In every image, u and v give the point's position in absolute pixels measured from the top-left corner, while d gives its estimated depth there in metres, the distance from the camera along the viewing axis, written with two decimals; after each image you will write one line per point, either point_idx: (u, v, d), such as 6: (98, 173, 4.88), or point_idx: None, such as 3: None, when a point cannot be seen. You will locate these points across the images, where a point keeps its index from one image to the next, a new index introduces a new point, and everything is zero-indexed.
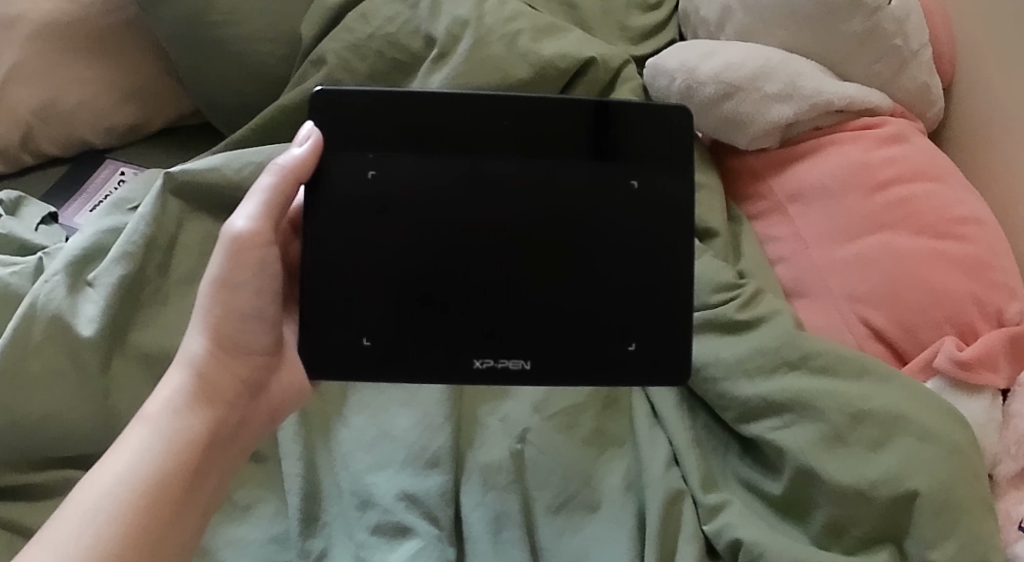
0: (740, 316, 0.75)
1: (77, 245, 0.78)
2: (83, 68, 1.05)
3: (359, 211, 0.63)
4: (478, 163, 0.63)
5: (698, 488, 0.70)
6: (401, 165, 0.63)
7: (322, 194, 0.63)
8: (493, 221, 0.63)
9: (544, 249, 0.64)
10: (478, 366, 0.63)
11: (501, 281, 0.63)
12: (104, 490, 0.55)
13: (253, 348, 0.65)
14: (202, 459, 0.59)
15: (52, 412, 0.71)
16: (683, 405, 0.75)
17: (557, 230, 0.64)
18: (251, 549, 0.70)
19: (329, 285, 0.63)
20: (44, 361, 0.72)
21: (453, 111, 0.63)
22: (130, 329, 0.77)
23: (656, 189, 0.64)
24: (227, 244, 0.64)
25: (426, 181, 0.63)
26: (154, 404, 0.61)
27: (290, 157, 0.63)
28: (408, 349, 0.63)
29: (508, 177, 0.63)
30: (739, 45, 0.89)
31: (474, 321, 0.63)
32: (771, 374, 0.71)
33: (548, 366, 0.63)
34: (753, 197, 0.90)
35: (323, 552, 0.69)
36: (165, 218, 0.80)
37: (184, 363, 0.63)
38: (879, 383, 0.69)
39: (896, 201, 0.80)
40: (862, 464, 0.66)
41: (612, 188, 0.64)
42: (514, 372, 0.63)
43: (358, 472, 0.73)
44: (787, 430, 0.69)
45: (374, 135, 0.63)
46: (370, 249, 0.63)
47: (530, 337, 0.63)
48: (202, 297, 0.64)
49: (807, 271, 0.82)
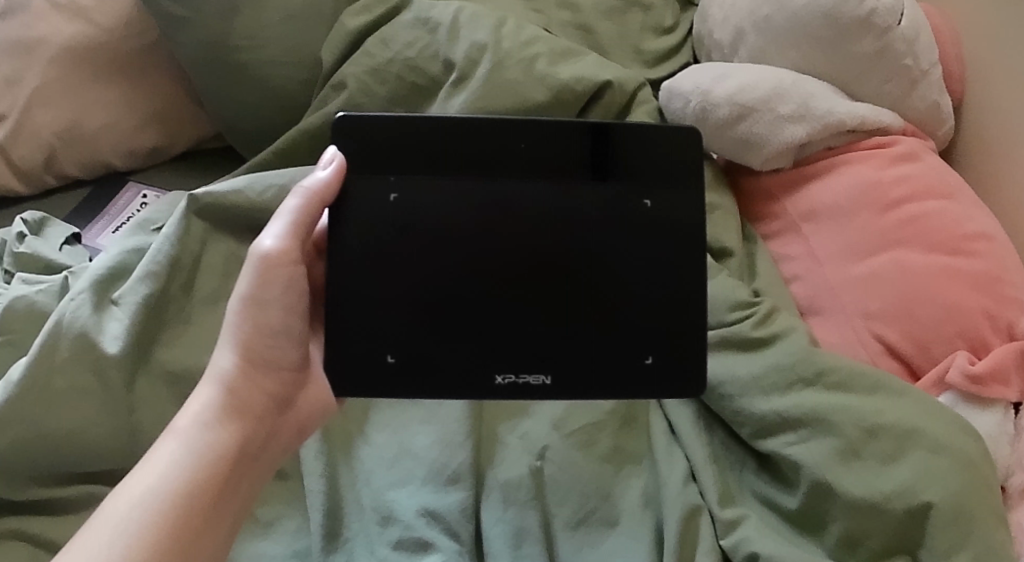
0: (755, 333, 0.76)
1: (102, 264, 0.80)
2: (106, 92, 1.08)
3: (382, 231, 0.65)
4: (498, 184, 0.65)
5: (715, 503, 0.70)
6: (424, 187, 0.65)
7: (347, 214, 0.65)
8: (513, 241, 0.65)
9: (565, 267, 0.65)
10: (500, 382, 0.64)
11: (522, 298, 0.65)
12: (135, 501, 0.56)
13: (282, 364, 0.66)
14: (231, 472, 0.61)
15: (77, 428, 0.72)
16: (700, 422, 0.76)
17: (577, 248, 0.65)
18: None
19: (353, 304, 0.64)
20: (70, 378, 0.73)
21: (473, 135, 0.65)
22: (154, 347, 0.79)
23: (672, 209, 0.66)
24: (256, 263, 0.65)
25: (446, 203, 0.65)
26: (184, 418, 0.62)
27: (315, 180, 0.64)
28: (432, 365, 0.64)
29: (528, 198, 0.65)
30: (753, 67, 0.91)
31: (496, 337, 0.64)
32: (786, 391, 0.72)
33: (567, 382, 0.64)
34: (767, 216, 0.91)
35: None
36: (189, 238, 0.82)
37: (214, 380, 0.64)
38: (893, 398, 0.70)
39: (907, 219, 0.81)
40: (878, 477, 0.67)
41: (629, 208, 0.65)
42: (535, 388, 0.64)
43: (380, 488, 0.74)
44: (803, 445, 0.70)
45: (397, 159, 0.65)
46: (394, 268, 0.65)
47: (550, 352, 0.65)
48: (232, 314, 0.66)
49: (822, 289, 0.83)
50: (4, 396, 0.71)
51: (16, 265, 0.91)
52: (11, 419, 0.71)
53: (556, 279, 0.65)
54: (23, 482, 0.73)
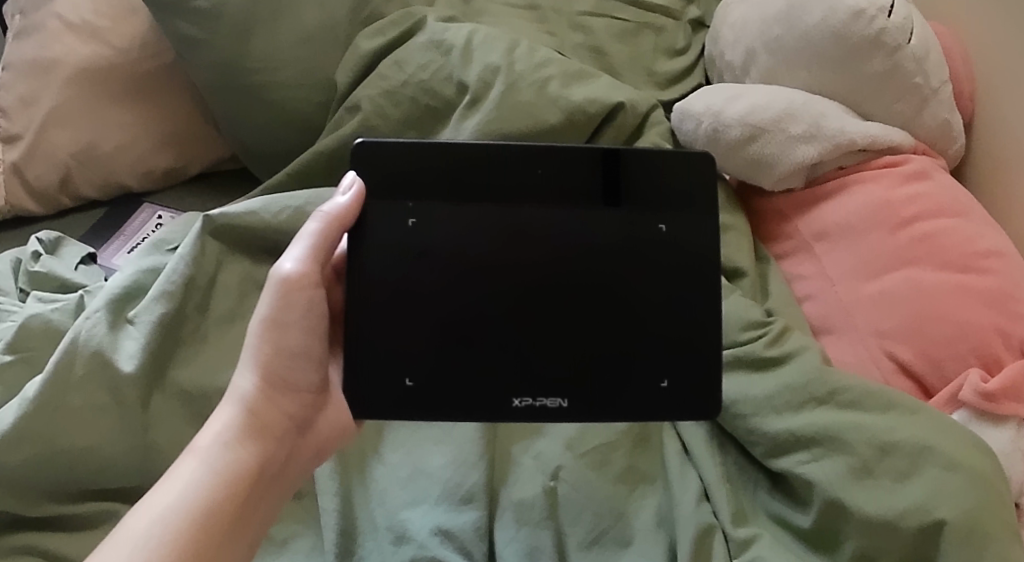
0: (768, 352, 0.76)
1: (118, 284, 0.80)
2: (121, 114, 1.09)
3: (401, 256, 0.65)
4: (516, 209, 0.66)
5: (729, 523, 0.70)
6: (442, 212, 0.66)
7: (366, 238, 0.65)
8: (531, 265, 0.65)
9: (582, 291, 0.65)
10: (517, 405, 0.64)
11: (538, 322, 0.65)
12: (154, 518, 0.57)
13: (302, 386, 0.67)
14: (250, 491, 0.61)
15: (93, 445, 0.73)
16: (713, 442, 0.76)
17: (593, 272, 0.65)
18: None
19: (373, 327, 0.65)
20: (85, 395, 0.74)
21: (491, 162, 0.66)
22: (170, 367, 0.79)
23: (689, 231, 0.66)
24: (277, 285, 0.66)
25: (465, 229, 0.65)
26: (204, 437, 0.63)
27: (334, 205, 0.65)
28: (451, 388, 0.64)
29: (544, 223, 0.66)
30: (764, 88, 0.91)
31: (513, 361, 0.65)
32: (798, 410, 0.72)
33: (584, 404, 0.65)
34: (779, 237, 0.92)
35: None
36: (205, 258, 0.83)
37: (234, 401, 0.65)
38: (905, 416, 0.70)
39: (918, 238, 0.81)
40: (890, 495, 0.67)
41: (647, 232, 0.66)
42: (552, 410, 0.65)
43: (393, 508, 0.74)
44: (815, 464, 0.70)
45: (416, 184, 0.66)
46: (413, 293, 0.65)
47: (567, 376, 0.65)
48: (252, 336, 0.67)
49: (834, 308, 0.83)
50: (20, 412, 0.72)
51: (33, 285, 0.92)
52: (26, 437, 0.71)
53: (574, 303, 0.65)
54: (38, 498, 0.73)
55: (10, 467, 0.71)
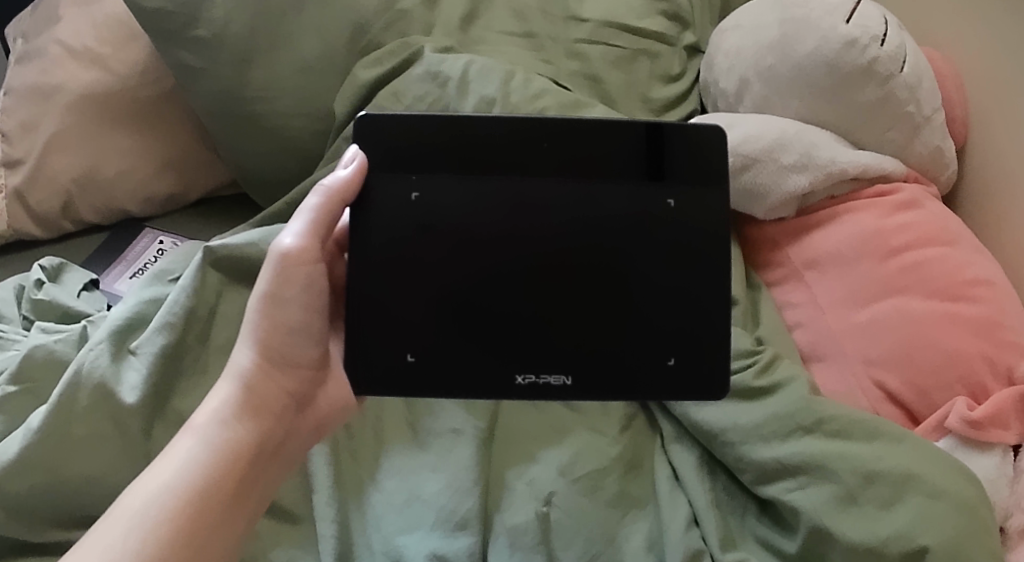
0: (756, 382, 0.77)
1: (120, 315, 0.81)
2: (122, 140, 1.10)
3: (404, 231, 0.67)
4: (517, 185, 0.67)
5: (717, 548, 0.72)
6: (444, 188, 0.67)
7: (369, 214, 0.67)
8: (533, 240, 0.67)
9: (582, 267, 0.67)
10: (520, 382, 0.67)
11: (541, 298, 0.67)
12: (150, 497, 0.58)
13: (300, 362, 0.69)
14: (248, 466, 0.63)
15: (96, 474, 0.74)
16: (703, 469, 0.77)
17: (594, 248, 0.67)
18: None
19: (376, 304, 0.67)
20: (87, 425, 0.75)
21: (492, 136, 0.67)
22: (172, 395, 0.80)
23: (691, 206, 0.68)
24: (276, 260, 0.67)
25: (467, 204, 0.67)
26: (201, 414, 0.65)
27: (335, 178, 0.66)
28: (452, 365, 0.67)
29: (546, 198, 0.67)
30: (757, 118, 0.93)
31: (516, 339, 0.67)
32: (786, 438, 0.73)
33: (583, 379, 0.67)
34: (771, 264, 0.93)
35: None
36: (206, 289, 0.84)
37: (233, 376, 0.67)
38: (891, 444, 0.71)
39: (908, 266, 0.83)
40: (876, 522, 0.68)
41: (649, 206, 0.67)
42: (555, 388, 0.67)
43: (390, 533, 0.75)
44: (802, 491, 0.71)
45: (419, 160, 0.67)
46: (416, 268, 0.67)
47: (567, 352, 0.67)
48: (251, 312, 0.68)
49: (825, 335, 0.84)
50: (24, 443, 0.74)
51: (34, 313, 0.93)
52: (31, 467, 0.73)
53: (574, 279, 0.67)
54: (42, 523, 0.75)
55: (16, 495, 0.73)
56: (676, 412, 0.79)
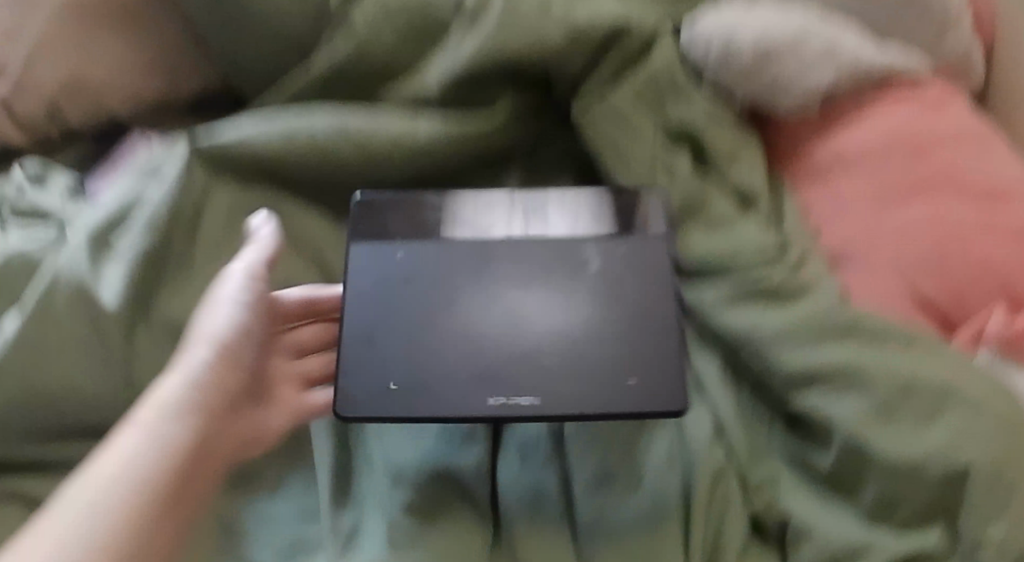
0: (787, 283, 0.73)
1: (102, 215, 0.76)
2: (105, 37, 0.98)
3: (386, 291, 0.69)
4: (486, 251, 0.71)
5: (744, 461, 0.68)
6: (426, 253, 0.71)
7: (358, 285, 0.69)
8: (505, 314, 0.67)
9: (556, 352, 0.65)
10: (491, 404, 0.63)
11: (514, 365, 0.65)
12: (97, 491, 0.56)
13: (239, 367, 0.67)
14: (192, 466, 0.60)
15: (80, 382, 0.69)
16: (727, 376, 0.73)
17: (561, 326, 0.67)
18: (281, 525, 0.67)
19: (359, 351, 0.66)
20: (65, 332, 0.69)
21: (467, 210, 0.75)
22: (152, 302, 0.75)
23: (640, 253, 0.71)
24: (234, 280, 0.70)
25: (442, 261, 0.70)
26: (148, 409, 0.62)
27: (243, 263, 0.71)
28: (425, 395, 0.63)
29: (506, 247, 0.71)
30: (773, 8, 0.87)
31: (489, 385, 0.64)
32: (818, 342, 0.69)
33: (554, 401, 0.63)
34: (794, 167, 0.86)
35: (353, 529, 0.66)
36: (190, 187, 0.79)
37: (183, 375, 0.64)
38: (931, 354, 0.67)
39: (941, 169, 0.79)
40: (914, 439, 0.63)
41: (612, 267, 0.70)
42: (526, 408, 0.63)
43: (391, 449, 0.69)
44: (835, 400, 0.66)
45: (399, 227, 0.73)
46: (392, 334, 0.67)
47: (542, 389, 0.63)
48: (208, 325, 0.67)
49: (860, 235, 0.77)
50: None
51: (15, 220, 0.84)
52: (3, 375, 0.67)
53: (550, 346, 0.66)
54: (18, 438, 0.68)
55: None
56: (699, 318, 0.75)
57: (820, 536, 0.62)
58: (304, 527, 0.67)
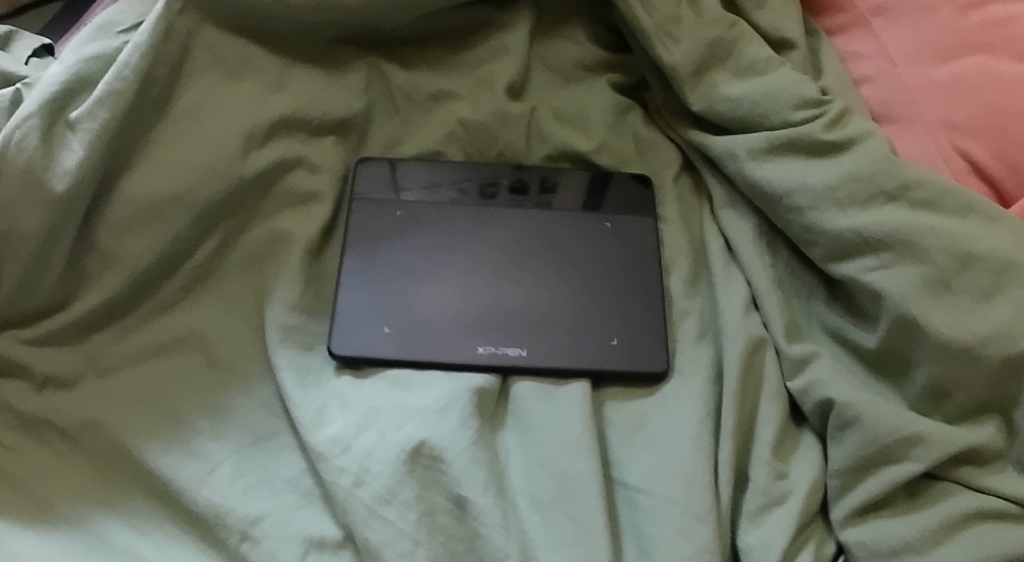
0: (827, 136, 0.63)
1: (56, 75, 0.59)
2: None
3: (383, 217, 0.64)
4: (483, 217, 0.65)
5: (783, 338, 0.60)
6: (425, 208, 0.65)
7: (359, 224, 0.63)
8: (499, 262, 0.63)
9: (550, 306, 0.61)
10: (481, 354, 0.58)
11: (507, 311, 0.61)
12: None
13: None
14: None
15: (36, 261, 0.57)
16: (761, 238, 0.64)
17: (554, 297, 0.62)
18: (247, 416, 0.56)
19: (355, 283, 0.61)
20: (11, 216, 0.56)
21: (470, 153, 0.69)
22: (120, 174, 0.60)
23: (627, 234, 0.65)
24: None
25: (438, 215, 0.64)
26: None
27: None
28: (418, 336, 0.59)
29: (506, 216, 0.65)
30: None
31: (481, 330, 0.60)
32: (865, 206, 0.60)
33: (546, 360, 0.59)
34: (830, 9, 0.75)
35: (321, 416, 0.55)
36: (166, 45, 0.62)
37: None
38: (987, 223, 0.58)
39: (994, 22, 0.67)
40: (971, 316, 0.56)
41: (602, 233, 0.65)
42: (513, 364, 0.58)
43: (367, 330, 0.59)
44: (885, 272, 0.58)
45: (398, 170, 0.66)
46: (387, 261, 0.62)
47: (534, 344, 0.59)
48: None
49: (895, 93, 0.69)
50: None
51: None
52: None
53: (547, 294, 0.62)
54: None
55: None
56: (727, 167, 0.66)
57: (868, 424, 0.55)
58: (267, 418, 0.56)
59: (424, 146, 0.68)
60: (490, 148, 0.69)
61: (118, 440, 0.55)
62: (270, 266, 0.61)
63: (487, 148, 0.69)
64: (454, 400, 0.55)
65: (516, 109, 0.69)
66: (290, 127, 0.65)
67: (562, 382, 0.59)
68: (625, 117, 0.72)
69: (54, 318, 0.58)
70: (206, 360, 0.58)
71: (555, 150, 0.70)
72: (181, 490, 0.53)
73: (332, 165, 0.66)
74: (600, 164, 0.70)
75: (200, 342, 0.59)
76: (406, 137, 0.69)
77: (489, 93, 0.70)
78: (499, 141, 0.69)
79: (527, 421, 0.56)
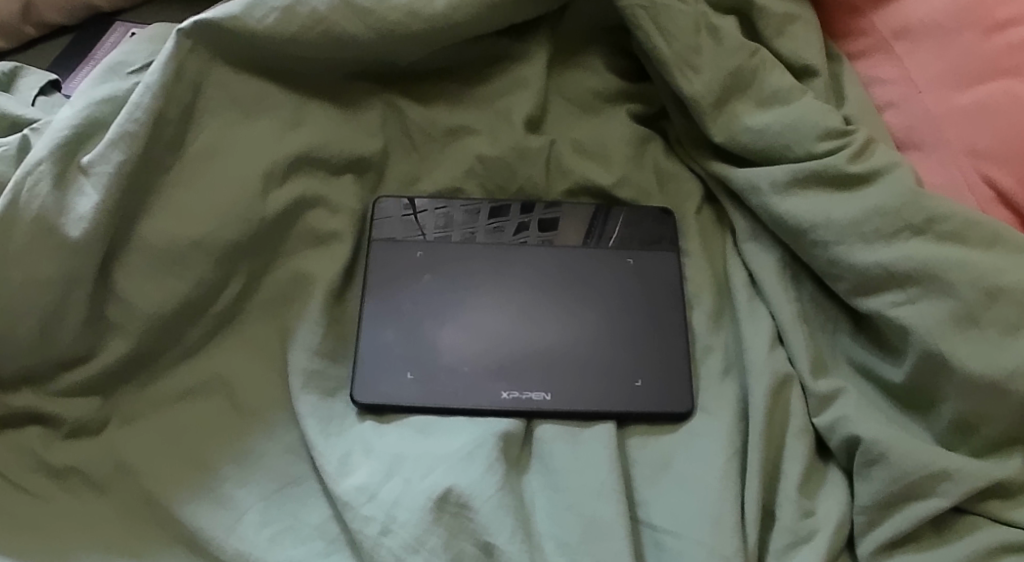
0: (853, 168, 0.62)
1: (67, 121, 0.59)
2: None
3: (404, 259, 0.64)
4: (504, 255, 0.65)
5: (808, 374, 0.59)
6: (445, 247, 0.65)
7: (378, 266, 0.64)
8: (519, 301, 0.63)
9: (572, 344, 0.61)
10: (504, 399, 0.59)
11: (530, 351, 0.61)
12: None
13: None
14: None
15: (56, 312, 0.56)
16: (785, 273, 0.64)
17: (576, 336, 0.62)
18: (272, 463, 0.57)
19: (376, 327, 0.61)
20: (28, 268, 0.56)
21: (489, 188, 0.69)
22: (136, 217, 0.60)
23: (651, 270, 0.65)
24: None
25: (458, 254, 0.65)
26: None
27: None
28: (441, 380, 0.59)
29: (525, 253, 0.65)
30: None
31: (504, 373, 0.60)
32: (891, 239, 0.59)
33: (569, 402, 0.59)
34: (852, 33, 0.74)
35: (344, 462, 0.56)
36: (177, 85, 0.61)
37: None
38: (1014, 254, 0.57)
39: (1021, 43, 0.64)
40: (999, 351, 0.55)
41: (625, 269, 0.65)
42: (536, 408, 0.59)
43: (394, 375, 0.59)
44: (911, 307, 0.58)
45: (417, 210, 0.66)
46: (408, 303, 0.62)
47: (558, 385, 0.59)
48: None
49: (919, 119, 0.67)
50: None
51: None
52: None
53: (569, 333, 0.62)
54: None
55: None
56: (751, 201, 0.66)
57: (894, 461, 0.55)
58: (291, 466, 0.57)
59: (443, 182, 0.68)
60: (510, 182, 0.69)
61: (147, 489, 0.55)
62: (293, 309, 0.62)
63: (507, 183, 0.69)
64: (480, 446, 0.56)
65: (535, 142, 0.69)
66: (309, 164, 0.65)
67: (585, 423, 0.59)
68: (645, 148, 0.71)
69: (78, 370, 0.58)
70: (231, 405, 0.59)
71: (573, 185, 0.70)
72: (209, 541, 0.54)
73: (350, 203, 0.66)
74: (620, 198, 0.69)
75: (226, 388, 0.60)
76: (423, 173, 0.69)
77: (507, 127, 0.69)
78: (519, 176, 0.69)
79: (552, 466, 0.56)
